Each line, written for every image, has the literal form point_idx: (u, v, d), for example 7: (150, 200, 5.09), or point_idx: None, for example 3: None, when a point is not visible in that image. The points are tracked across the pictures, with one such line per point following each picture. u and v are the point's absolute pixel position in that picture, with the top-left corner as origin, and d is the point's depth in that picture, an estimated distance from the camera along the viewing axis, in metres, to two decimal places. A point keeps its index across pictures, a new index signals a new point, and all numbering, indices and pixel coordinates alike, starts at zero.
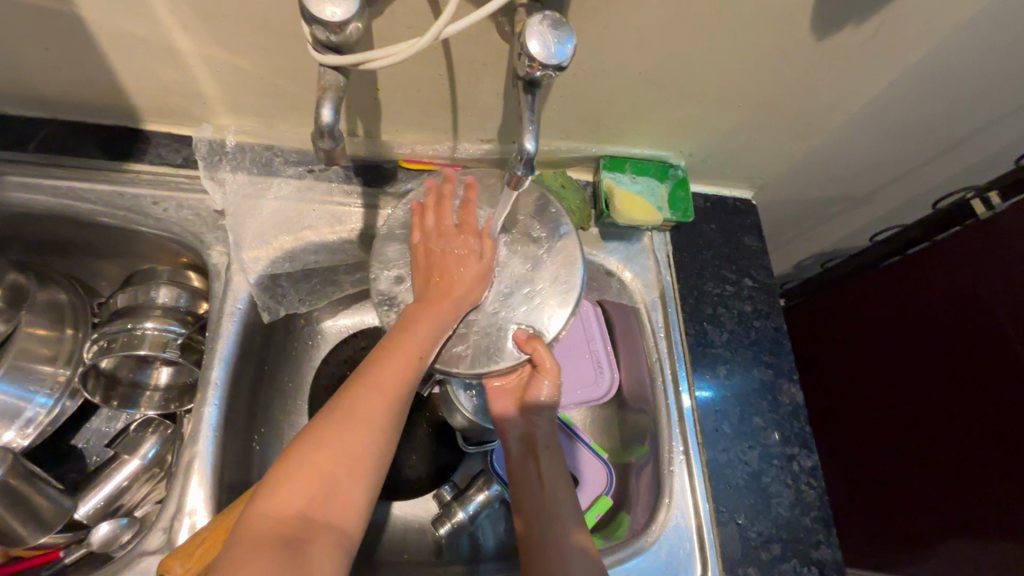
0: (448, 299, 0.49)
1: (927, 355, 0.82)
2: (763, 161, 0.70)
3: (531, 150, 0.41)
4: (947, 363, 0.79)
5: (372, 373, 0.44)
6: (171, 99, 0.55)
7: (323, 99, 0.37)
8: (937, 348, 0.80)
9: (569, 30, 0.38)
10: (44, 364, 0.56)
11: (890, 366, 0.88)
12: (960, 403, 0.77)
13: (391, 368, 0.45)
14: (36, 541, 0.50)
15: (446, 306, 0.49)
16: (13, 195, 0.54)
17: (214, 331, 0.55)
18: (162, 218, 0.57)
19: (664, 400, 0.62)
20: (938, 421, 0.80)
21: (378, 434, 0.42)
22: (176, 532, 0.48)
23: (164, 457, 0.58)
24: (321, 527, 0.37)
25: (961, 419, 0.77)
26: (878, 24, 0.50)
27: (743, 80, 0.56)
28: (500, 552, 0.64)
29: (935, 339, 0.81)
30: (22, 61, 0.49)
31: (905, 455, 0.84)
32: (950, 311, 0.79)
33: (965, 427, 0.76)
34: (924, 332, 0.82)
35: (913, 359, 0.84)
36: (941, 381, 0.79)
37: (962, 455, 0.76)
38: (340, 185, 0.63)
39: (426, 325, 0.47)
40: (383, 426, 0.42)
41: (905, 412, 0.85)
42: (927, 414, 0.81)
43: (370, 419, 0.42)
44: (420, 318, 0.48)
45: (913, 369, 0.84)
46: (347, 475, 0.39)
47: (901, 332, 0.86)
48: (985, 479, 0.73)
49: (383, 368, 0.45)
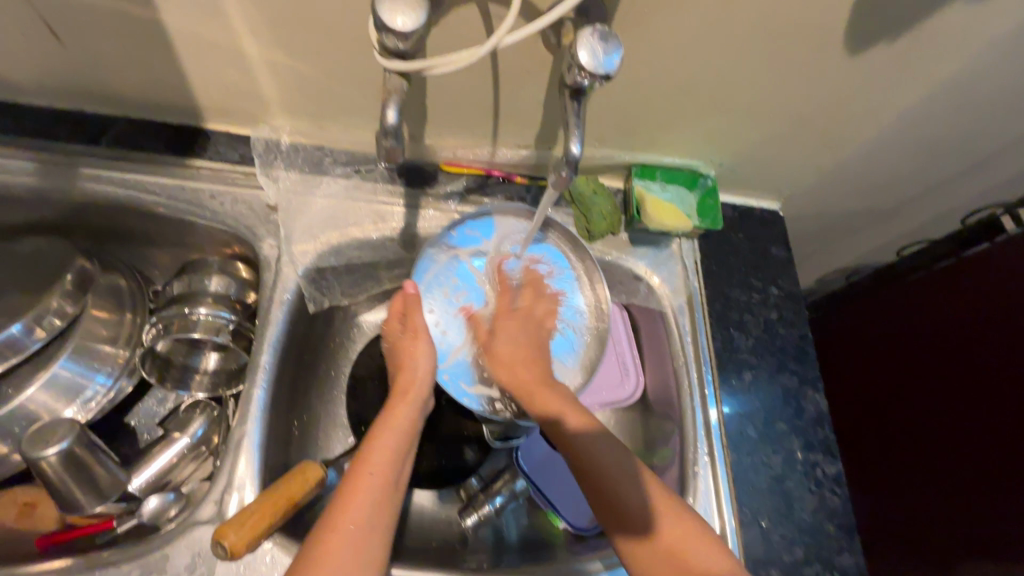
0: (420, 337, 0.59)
1: (939, 371, 0.81)
2: (793, 173, 0.72)
3: (577, 153, 0.44)
4: (962, 385, 0.77)
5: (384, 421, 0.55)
6: (233, 101, 0.59)
7: (387, 103, 0.41)
8: (951, 366, 0.79)
9: (617, 41, 0.40)
10: (105, 344, 0.59)
11: (903, 385, 0.86)
12: (967, 423, 0.76)
13: (362, 496, 0.48)
14: (92, 510, 0.53)
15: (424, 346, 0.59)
16: (84, 185, 0.58)
17: (264, 317, 0.58)
18: (218, 210, 0.61)
19: (690, 402, 0.64)
20: (942, 439, 0.79)
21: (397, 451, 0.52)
22: (226, 505, 0.51)
23: (211, 438, 0.61)
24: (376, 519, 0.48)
25: (966, 439, 0.75)
26: (909, 42, 0.52)
27: (776, 93, 0.58)
28: (523, 543, 0.65)
29: (951, 354, 0.80)
30: (105, 62, 0.54)
31: (906, 472, 0.83)
32: (967, 327, 0.78)
33: (968, 448, 0.75)
34: (937, 351, 0.82)
35: (922, 377, 0.83)
36: (951, 398, 0.78)
37: (964, 474, 0.75)
38: (384, 186, 0.66)
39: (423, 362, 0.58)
40: (399, 446, 0.53)
41: (914, 432, 0.83)
42: (932, 434, 0.80)
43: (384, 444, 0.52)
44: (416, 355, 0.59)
45: (928, 386, 0.82)
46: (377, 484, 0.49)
47: (915, 347, 0.85)
48: (989, 503, 0.72)
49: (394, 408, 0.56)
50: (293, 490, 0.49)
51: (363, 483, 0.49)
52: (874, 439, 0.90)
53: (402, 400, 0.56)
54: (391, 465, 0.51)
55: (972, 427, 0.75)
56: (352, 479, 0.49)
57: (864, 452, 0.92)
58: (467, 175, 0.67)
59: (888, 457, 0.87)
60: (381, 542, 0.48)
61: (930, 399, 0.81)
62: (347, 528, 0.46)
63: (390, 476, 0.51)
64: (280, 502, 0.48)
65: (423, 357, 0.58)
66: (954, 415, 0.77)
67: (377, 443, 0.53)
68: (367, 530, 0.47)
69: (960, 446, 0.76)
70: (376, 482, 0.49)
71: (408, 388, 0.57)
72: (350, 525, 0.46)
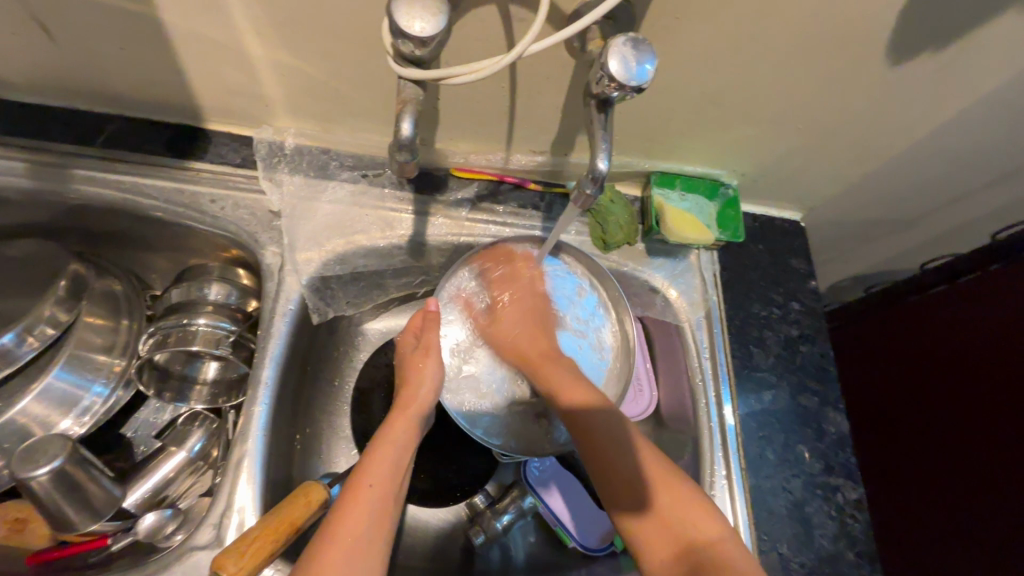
0: (430, 351, 0.57)
1: (961, 393, 0.78)
2: (818, 184, 0.69)
3: (604, 169, 0.41)
4: (985, 409, 0.75)
5: (383, 435, 0.52)
6: (236, 101, 0.56)
7: (403, 113, 0.38)
8: (974, 388, 0.77)
9: (650, 49, 0.37)
10: (100, 354, 0.57)
11: (923, 404, 0.84)
12: (990, 448, 0.74)
13: (359, 511, 0.45)
14: (85, 528, 0.50)
15: (431, 359, 0.57)
16: (78, 188, 0.56)
17: (266, 329, 0.56)
18: (218, 216, 0.58)
19: (707, 422, 0.62)
20: (961, 461, 0.77)
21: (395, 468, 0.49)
22: (225, 529, 0.49)
23: (209, 452, 0.59)
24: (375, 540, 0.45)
25: (987, 464, 0.74)
26: (952, 51, 0.49)
27: (809, 102, 0.55)
28: (531, 566, 0.63)
29: (973, 376, 0.77)
30: (99, 59, 0.51)
31: (918, 488, 0.82)
32: (990, 347, 0.76)
33: (989, 473, 0.73)
34: (958, 367, 0.80)
35: (941, 394, 0.81)
36: (973, 421, 0.76)
37: (982, 497, 0.73)
38: (392, 191, 0.63)
39: (428, 372, 0.57)
40: (398, 463, 0.50)
41: (932, 452, 0.81)
42: (951, 453, 0.78)
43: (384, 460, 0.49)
44: (422, 368, 0.57)
45: (948, 406, 0.80)
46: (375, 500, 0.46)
47: (936, 366, 0.83)
48: (1003, 530, 0.70)
49: (395, 422, 0.53)
50: (298, 514, 0.47)
51: (360, 496, 0.46)
52: (891, 455, 0.88)
53: (402, 410, 0.54)
54: (391, 478, 0.49)
55: (994, 452, 0.73)
56: (349, 493, 0.47)
57: (878, 468, 0.90)
58: (479, 181, 0.64)
59: (903, 475, 0.85)
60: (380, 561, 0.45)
61: (951, 421, 0.79)
62: (343, 546, 0.43)
63: (389, 490, 0.48)
64: (282, 529, 0.45)
65: (430, 372, 0.57)
66: (975, 439, 0.76)
67: (377, 451, 0.50)
68: (364, 548, 0.44)
69: (981, 470, 0.74)
70: (375, 496, 0.47)
71: (411, 400, 0.55)
72: (352, 539, 0.44)
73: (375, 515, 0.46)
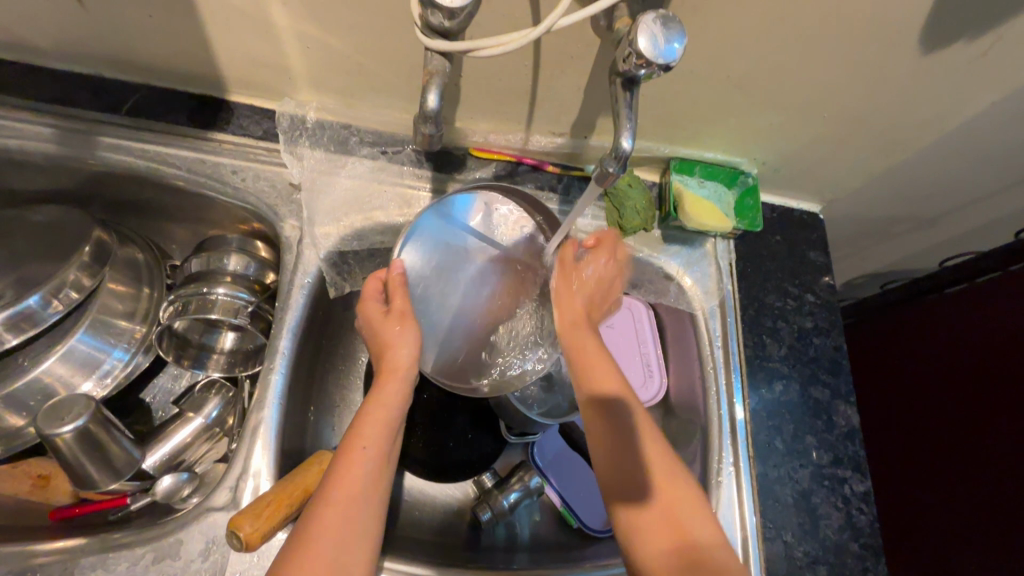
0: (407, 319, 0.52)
1: (970, 395, 0.78)
2: (840, 175, 0.68)
3: (628, 148, 0.41)
4: (996, 411, 0.74)
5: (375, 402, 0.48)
6: (261, 74, 0.57)
7: (429, 85, 0.39)
8: (983, 392, 0.77)
9: (680, 28, 0.37)
10: (121, 319, 0.58)
11: (933, 404, 0.83)
12: (995, 451, 0.74)
13: (352, 475, 0.43)
14: (107, 486, 0.52)
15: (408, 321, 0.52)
16: (103, 154, 0.56)
17: (284, 301, 0.57)
18: (239, 187, 0.59)
19: (717, 411, 0.62)
20: (966, 461, 0.77)
21: (382, 437, 0.46)
22: (240, 493, 0.50)
23: (226, 419, 0.60)
24: (370, 505, 0.43)
25: (992, 466, 0.74)
26: (987, 41, 0.49)
27: (837, 89, 0.54)
28: (535, 543, 0.64)
29: (983, 378, 0.77)
30: (130, 27, 0.51)
31: (921, 485, 0.82)
32: (999, 349, 0.75)
33: (993, 475, 0.73)
34: (973, 367, 0.78)
35: (953, 393, 0.81)
36: (980, 422, 0.76)
37: (994, 497, 0.73)
38: (411, 169, 0.63)
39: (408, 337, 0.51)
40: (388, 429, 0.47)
41: (935, 451, 0.81)
42: (963, 453, 0.78)
43: (374, 432, 0.46)
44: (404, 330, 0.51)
45: (954, 406, 0.80)
46: (368, 466, 0.44)
47: (948, 367, 0.82)
48: (1010, 535, 0.70)
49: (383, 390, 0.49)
50: (310, 481, 0.48)
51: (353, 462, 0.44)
52: (898, 451, 0.88)
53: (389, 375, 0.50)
54: (384, 441, 0.46)
55: (1002, 456, 0.72)
56: (343, 455, 0.45)
57: (885, 464, 0.89)
58: (497, 162, 0.64)
59: (907, 474, 0.85)
60: (376, 537, 0.43)
61: (960, 420, 0.79)
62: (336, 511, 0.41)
63: (380, 461, 0.45)
64: (296, 493, 0.47)
65: (410, 334, 0.51)
66: (979, 439, 0.76)
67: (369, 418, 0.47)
68: (359, 513, 0.42)
69: (984, 469, 0.74)
70: (367, 460, 0.44)
71: (396, 365, 0.50)
72: (344, 504, 0.42)
73: (367, 481, 0.44)
